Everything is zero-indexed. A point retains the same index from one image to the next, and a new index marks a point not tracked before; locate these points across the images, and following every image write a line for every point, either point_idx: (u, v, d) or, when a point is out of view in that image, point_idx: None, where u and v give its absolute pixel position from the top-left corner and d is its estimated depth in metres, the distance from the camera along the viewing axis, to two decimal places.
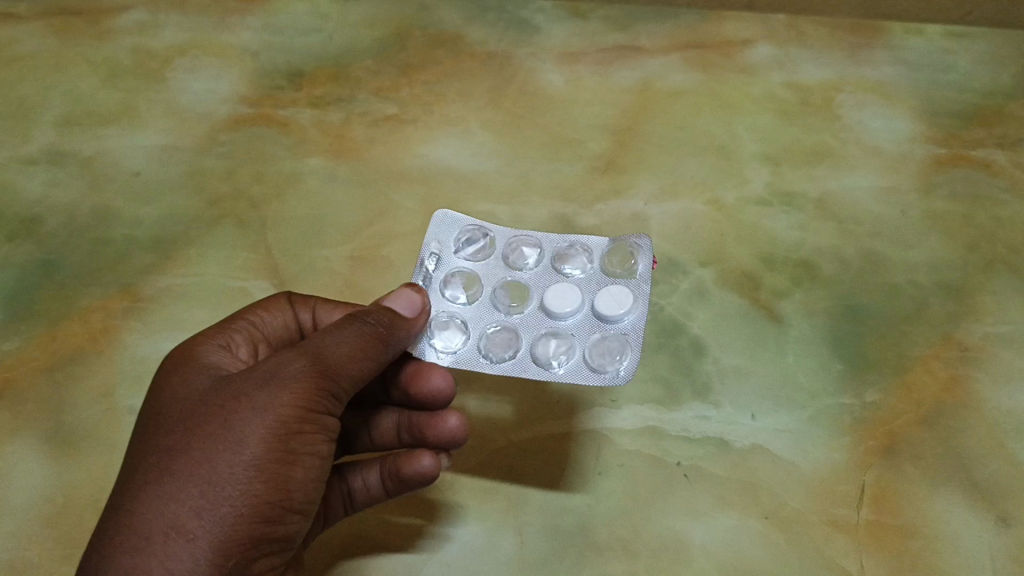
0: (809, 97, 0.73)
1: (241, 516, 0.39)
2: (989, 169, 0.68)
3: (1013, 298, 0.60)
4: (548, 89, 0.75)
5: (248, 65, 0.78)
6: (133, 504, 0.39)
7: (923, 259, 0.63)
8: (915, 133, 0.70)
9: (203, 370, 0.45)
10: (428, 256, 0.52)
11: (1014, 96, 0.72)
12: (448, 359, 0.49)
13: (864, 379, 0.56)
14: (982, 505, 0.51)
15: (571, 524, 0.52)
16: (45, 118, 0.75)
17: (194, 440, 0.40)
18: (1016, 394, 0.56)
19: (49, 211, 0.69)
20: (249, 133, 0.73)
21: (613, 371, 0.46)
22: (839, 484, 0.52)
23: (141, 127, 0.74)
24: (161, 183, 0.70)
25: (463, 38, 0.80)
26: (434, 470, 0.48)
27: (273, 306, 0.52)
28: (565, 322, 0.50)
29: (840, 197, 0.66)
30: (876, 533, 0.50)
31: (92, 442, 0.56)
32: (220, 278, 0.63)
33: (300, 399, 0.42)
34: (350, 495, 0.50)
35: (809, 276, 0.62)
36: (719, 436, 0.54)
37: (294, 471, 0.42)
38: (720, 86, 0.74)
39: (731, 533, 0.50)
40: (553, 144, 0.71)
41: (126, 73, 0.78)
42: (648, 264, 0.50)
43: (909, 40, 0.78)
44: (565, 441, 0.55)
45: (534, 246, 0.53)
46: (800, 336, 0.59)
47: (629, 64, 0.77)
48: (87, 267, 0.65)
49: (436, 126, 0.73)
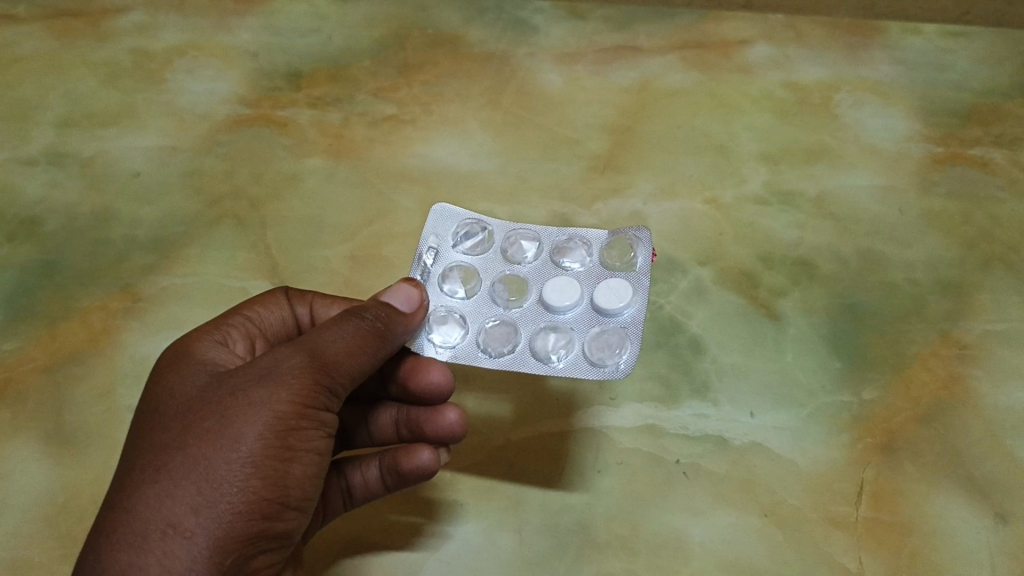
0: (807, 96, 0.73)
1: (239, 513, 0.40)
2: (987, 167, 0.68)
3: (1011, 296, 0.60)
4: (547, 89, 0.75)
5: (248, 66, 0.78)
6: (131, 501, 0.39)
7: (921, 257, 0.63)
8: (913, 131, 0.70)
9: (200, 367, 0.45)
10: (427, 250, 0.53)
11: (1011, 95, 0.72)
12: (446, 353, 0.49)
13: (863, 377, 0.56)
14: (981, 502, 0.51)
15: (570, 522, 0.52)
16: (45, 120, 0.75)
17: (191, 437, 0.40)
18: (1014, 392, 0.56)
19: (50, 212, 0.69)
20: (249, 134, 0.73)
21: (612, 364, 0.46)
22: (838, 482, 0.52)
23: (140, 127, 0.74)
24: (161, 183, 0.70)
25: (461, 38, 0.80)
26: (433, 465, 0.49)
27: (271, 302, 0.52)
28: (564, 315, 0.50)
29: (839, 196, 0.67)
30: (875, 530, 0.50)
31: (93, 441, 0.56)
32: (220, 278, 0.64)
33: (297, 395, 0.42)
34: (349, 491, 0.50)
35: (808, 275, 0.62)
36: (717, 434, 0.54)
37: (291, 467, 0.42)
38: (718, 86, 0.75)
39: (730, 530, 0.51)
40: (551, 143, 0.71)
41: (126, 74, 0.78)
42: (648, 257, 0.50)
43: (906, 39, 0.78)
44: (564, 439, 0.55)
45: (533, 240, 0.53)
46: (798, 334, 0.59)
47: (627, 64, 0.77)
48: (87, 267, 0.65)
49: (435, 126, 0.73)
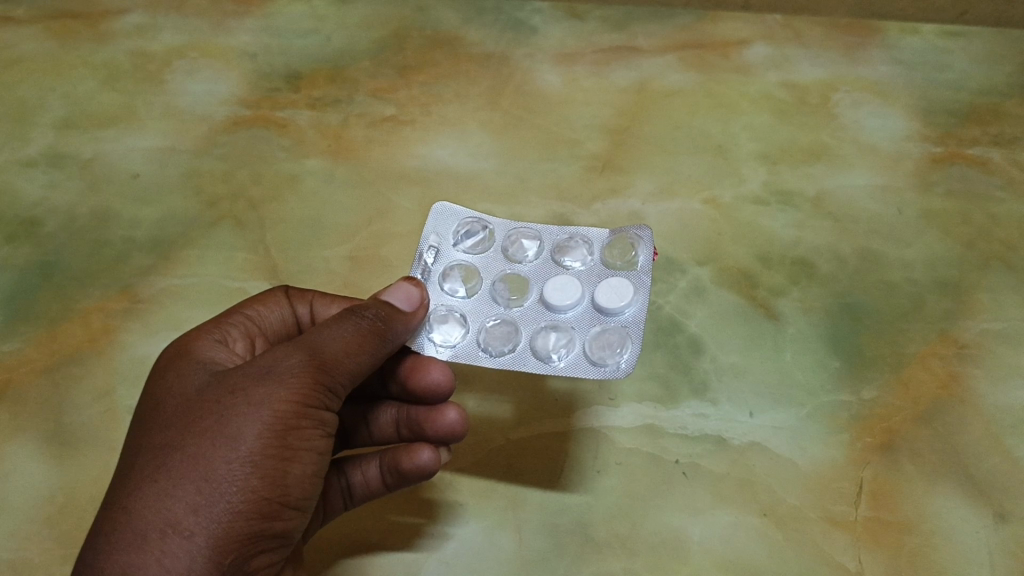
0: (806, 96, 0.74)
1: (238, 513, 0.40)
2: (986, 166, 0.68)
3: (1010, 295, 0.60)
4: (545, 90, 0.76)
5: (247, 67, 0.78)
6: (130, 501, 0.39)
7: (920, 257, 0.63)
8: (911, 131, 0.71)
9: (199, 366, 0.45)
10: (427, 248, 0.53)
11: (1009, 95, 0.72)
12: (447, 352, 0.49)
13: (862, 376, 0.56)
14: (980, 501, 0.51)
15: (570, 522, 0.52)
16: (45, 121, 0.75)
17: (191, 436, 0.40)
18: (1013, 391, 0.56)
19: (49, 213, 0.69)
20: (248, 135, 0.73)
21: (613, 364, 0.46)
22: (837, 481, 0.52)
23: (140, 129, 0.74)
24: (161, 184, 0.70)
25: (460, 39, 0.80)
26: (434, 464, 0.49)
27: (271, 301, 0.52)
28: (565, 314, 0.50)
29: (837, 196, 0.67)
30: (874, 529, 0.50)
31: (92, 442, 0.56)
32: (219, 279, 0.64)
33: (297, 394, 0.42)
34: (349, 490, 0.50)
35: (806, 274, 0.62)
36: (717, 433, 0.54)
37: (291, 466, 0.42)
38: (717, 86, 0.75)
39: (729, 530, 0.51)
40: (550, 144, 0.71)
41: (126, 76, 0.78)
42: (648, 256, 0.50)
43: (904, 39, 0.78)
44: (563, 439, 0.55)
45: (533, 239, 0.53)
46: (797, 333, 0.59)
47: (626, 64, 0.77)
48: (86, 268, 0.65)
49: (433, 127, 0.73)
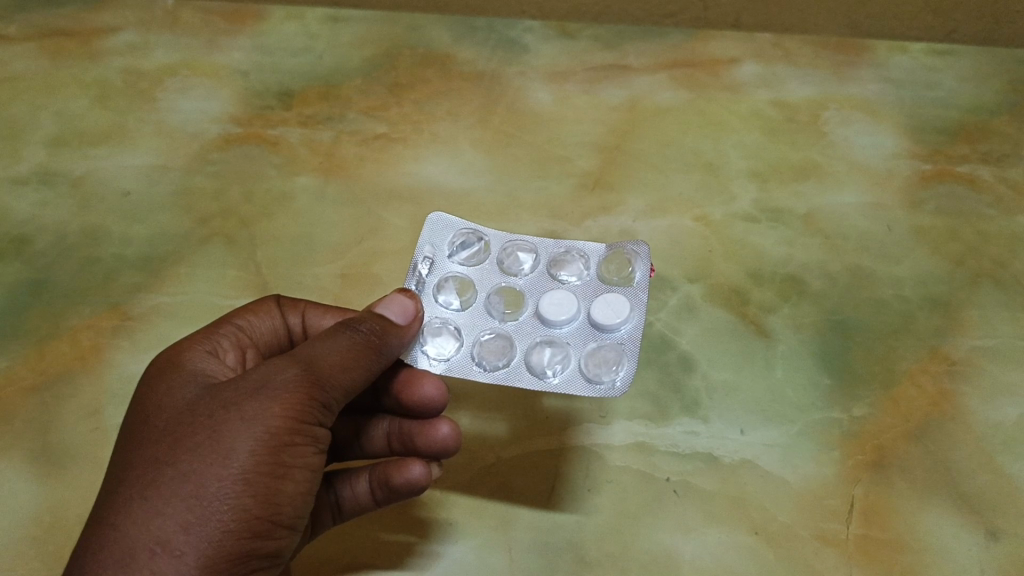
0: (795, 115, 0.74)
1: (229, 531, 0.39)
2: (974, 184, 0.68)
3: (1000, 312, 0.61)
4: (537, 108, 0.76)
5: (239, 85, 0.78)
6: (119, 519, 0.39)
7: (910, 274, 0.63)
8: (900, 149, 0.71)
9: (191, 378, 0.45)
10: (422, 259, 0.52)
11: (997, 113, 0.73)
12: (441, 366, 0.48)
13: (853, 393, 0.56)
14: (971, 518, 0.51)
15: (560, 540, 0.51)
16: (35, 139, 0.75)
17: (182, 452, 0.40)
18: (1003, 407, 0.56)
19: (40, 230, 0.69)
20: (239, 153, 0.73)
21: (608, 381, 0.46)
22: (829, 498, 0.52)
23: (131, 146, 0.75)
24: (153, 201, 0.70)
25: (452, 57, 0.81)
26: (425, 479, 0.48)
27: (262, 310, 0.52)
28: (560, 330, 0.50)
29: (826, 213, 0.67)
30: (865, 548, 0.50)
31: (80, 459, 0.55)
32: (209, 296, 0.64)
33: (290, 409, 0.42)
34: (338, 504, 0.50)
35: (797, 291, 0.62)
36: (707, 451, 0.54)
37: (283, 484, 0.41)
38: (707, 104, 0.75)
39: (720, 548, 0.50)
40: (542, 161, 0.72)
41: (117, 93, 0.79)
42: (646, 271, 0.50)
43: (893, 57, 0.79)
44: (555, 457, 0.54)
45: (530, 251, 0.53)
46: (788, 351, 0.59)
47: (617, 82, 0.77)
48: (75, 286, 0.65)
49: (426, 144, 0.74)
